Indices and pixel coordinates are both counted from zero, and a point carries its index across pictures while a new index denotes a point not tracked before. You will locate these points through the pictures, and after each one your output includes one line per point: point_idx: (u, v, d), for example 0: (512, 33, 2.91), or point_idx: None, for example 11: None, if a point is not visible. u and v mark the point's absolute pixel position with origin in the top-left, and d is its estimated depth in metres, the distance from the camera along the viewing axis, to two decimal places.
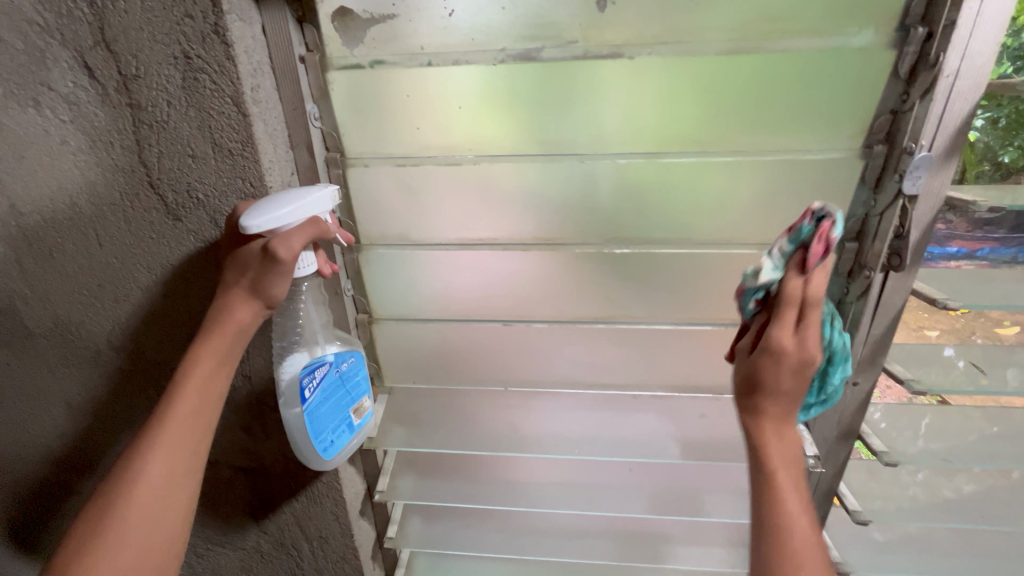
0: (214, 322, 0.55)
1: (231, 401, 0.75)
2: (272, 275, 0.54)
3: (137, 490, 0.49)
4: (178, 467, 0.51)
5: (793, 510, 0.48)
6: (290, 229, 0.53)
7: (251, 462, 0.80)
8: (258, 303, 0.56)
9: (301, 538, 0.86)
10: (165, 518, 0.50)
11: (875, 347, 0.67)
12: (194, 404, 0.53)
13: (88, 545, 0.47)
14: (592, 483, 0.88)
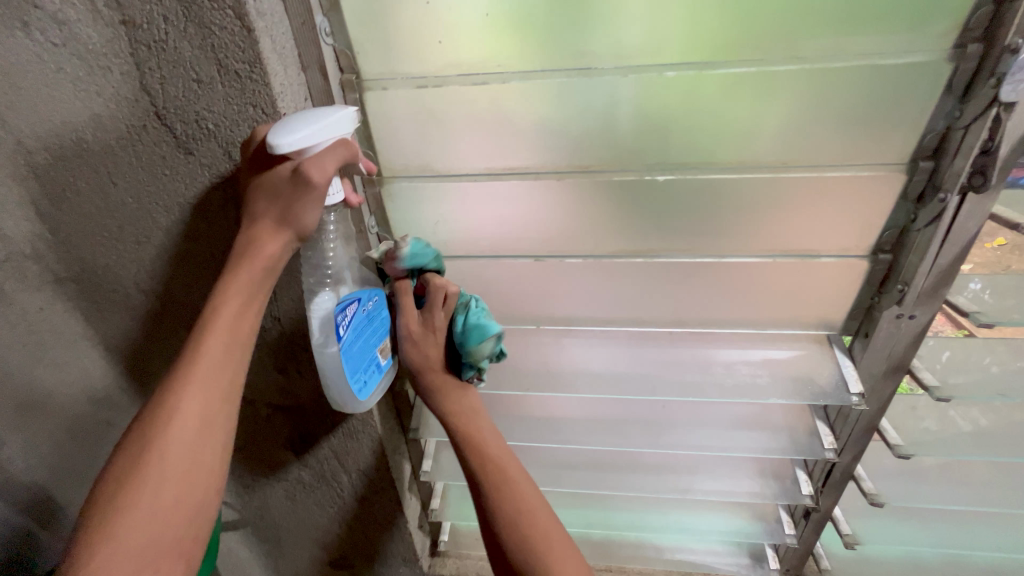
0: (241, 255, 0.53)
1: (263, 342, 0.74)
2: (304, 201, 0.51)
3: (175, 424, 0.49)
4: (212, 404, 0.51)
5: (527, 499, 0.61)
6: (321, 153, 0.50)
7: (288, 401, 0.81)
8: (287, 234, 0.53)
9: (341, 470, 0.89)
10: (207, 450, 0.50)
11: (940, 277, 0.62)
12: (225, 340, 0.52)
13: (129, 477, 0.47)
14: (624, 418, 0.88)
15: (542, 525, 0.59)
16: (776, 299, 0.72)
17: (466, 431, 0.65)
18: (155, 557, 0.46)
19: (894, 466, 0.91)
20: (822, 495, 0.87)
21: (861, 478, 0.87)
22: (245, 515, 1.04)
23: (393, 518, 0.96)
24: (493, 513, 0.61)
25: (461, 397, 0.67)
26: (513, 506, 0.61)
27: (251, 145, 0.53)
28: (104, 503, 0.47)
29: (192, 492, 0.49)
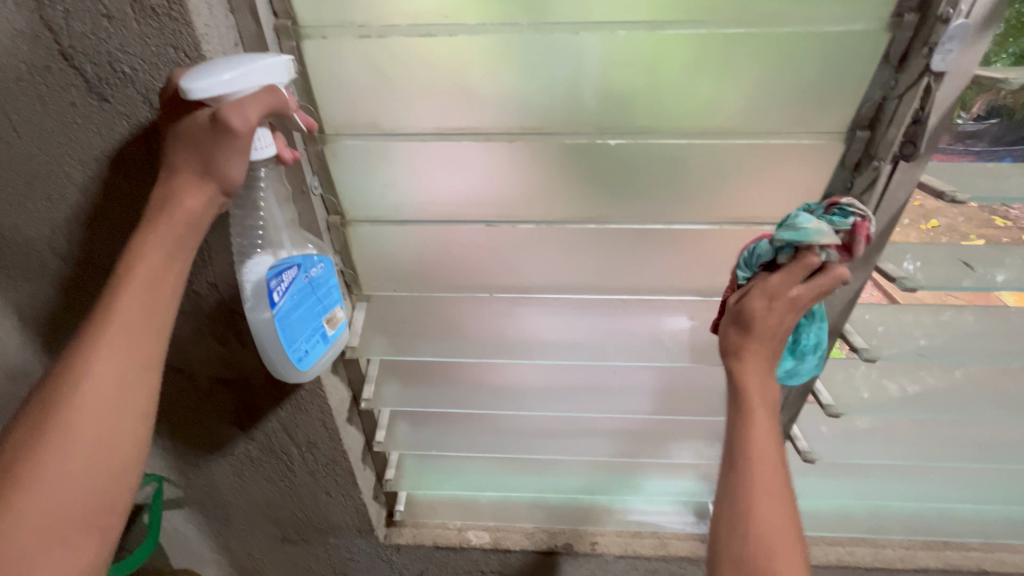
0: (160, 211, 0.49)
1: (200, 310, 0.70)
2: (225, 151, 0.48)
3: (85, 390, 0.46)
4: (128, 370, 0.48)
5: (772, 516, 0.51)
6: (245, 100, 0.47)
7: (231, 373, 0.78)
8: (211, 187, 0.50)
9: (290, 443, 0.87)
10: (121, 419, 0.47)
11: (871, 245, 0.65)
12: (142, 302, 0.48)
13: (32, 445, 0.44)
14: (578, 385, 0.90)
15: (767, 529, 0.51)
16: (723, 267, 0.74)
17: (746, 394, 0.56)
18: (60, 530, 0.44)
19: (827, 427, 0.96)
20: None
21: (797, 439, 0.92)
22: (189, 493, 1.00)
23: (345, 489, 0.95)
24: (734, 431, 0.56)
25: (766, 380, 0.56)
26: (757, 441, 0.54)
27: (168, 91, 0.49)
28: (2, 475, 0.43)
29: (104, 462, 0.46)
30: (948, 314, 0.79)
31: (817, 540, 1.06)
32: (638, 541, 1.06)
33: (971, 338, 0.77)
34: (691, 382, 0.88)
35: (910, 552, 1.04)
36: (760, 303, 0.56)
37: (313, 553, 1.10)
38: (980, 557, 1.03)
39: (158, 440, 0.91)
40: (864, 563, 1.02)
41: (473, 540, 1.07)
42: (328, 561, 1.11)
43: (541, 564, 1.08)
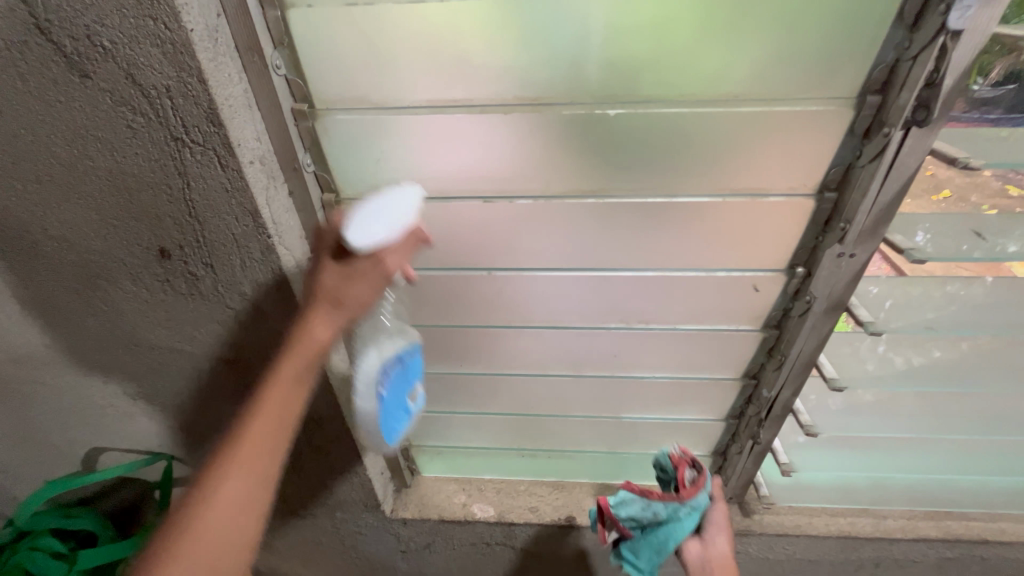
0: (293, 349, 0.50)
1: (195, 292, 0.70)
2: (377, 283, 0.51)
3: (228, 482, 0.46)
4: (265, 457, 0.48)
5: None
6: (392, 242, 0.50)
7: (230, 354, 0.78)
8: (338, 318, 0.51)
9: (294, 422, 0.88)
10: (242, 521, 0.46)
11: (879, 215, 0.63)
12: (286, 392, 0.49)
13: (180, 533, 0.44)
14: (578, 359, 0.90)
15: None
16: (726, 241, 0.72)
17: None
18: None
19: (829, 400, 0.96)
20: (763, 430, 0.91)
21: (799, 412, 0.92)
22: (197, 471, 1.02)
23: (350, 465, 0.96)
24: None
25: None
26: None
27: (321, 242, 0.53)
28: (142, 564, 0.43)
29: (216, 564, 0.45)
30: (956, 284, 0.77)
31: (818, 510, 1.07)
32: None
33: (974, 308, 0.76)
34: (692, 358, 0.87)
35: (910, 522, 1.05)
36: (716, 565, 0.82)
37: (321, 527, 1.12)
38: (980, 525, 1.04)
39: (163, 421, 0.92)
40: (865, 533, 1.03)
41: (477, 513, 1.09)
42: (337, 534, 1.14)
43: (543, 536, 1.10)
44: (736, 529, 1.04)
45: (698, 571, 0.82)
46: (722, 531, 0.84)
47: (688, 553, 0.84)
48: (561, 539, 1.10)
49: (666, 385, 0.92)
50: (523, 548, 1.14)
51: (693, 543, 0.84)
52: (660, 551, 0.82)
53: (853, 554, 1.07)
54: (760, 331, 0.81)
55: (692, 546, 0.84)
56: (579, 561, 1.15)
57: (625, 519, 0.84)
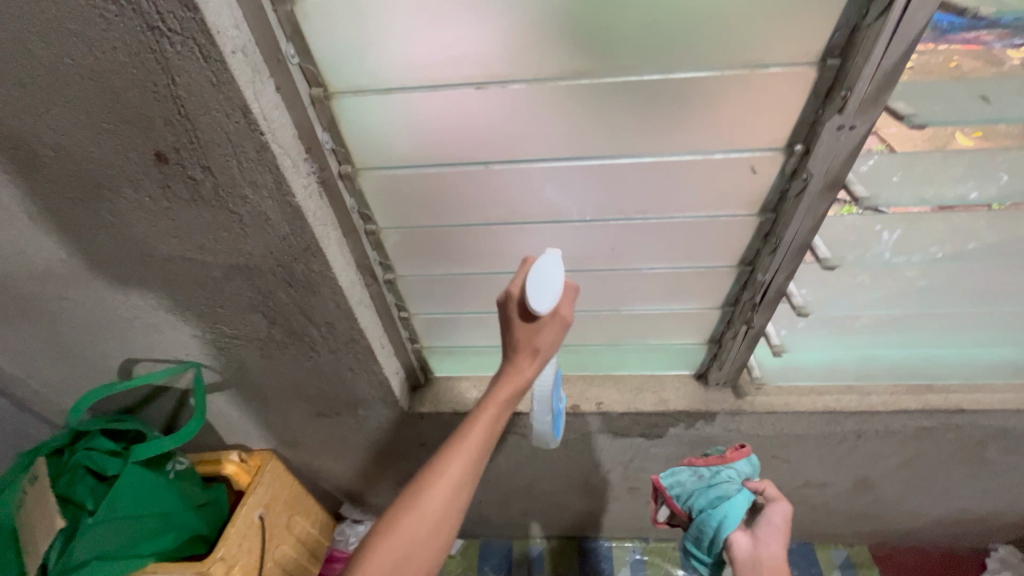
0: (505, 385, 0.77)
1: (197, 197, 0.71)
2: (557, 330, 0.77)
3: (459, 451, 0.79)
4: (481, 441, 0.79)
5: None
6: (558, 299, 0.75)
7: (240, 261, 0.80)
8: (536, 359, 0.77)
9: (309, 325, 0.93)
10: (469, 478, 0.79)
11: (882, 81, 0.60)
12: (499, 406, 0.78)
13: (433, 473, 0.79)
14: (577, 254, 0.92)
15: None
16: (724, 120, 0.70)
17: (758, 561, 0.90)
18: (451, 511, 0.79)
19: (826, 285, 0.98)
20: (756, 315, 0.95)
21: (793, 296, 0.96)
22: (225, 377, 1.09)
23: (367, 365, 1.03)
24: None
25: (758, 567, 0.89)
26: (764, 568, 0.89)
27: (507, 304, 0.77)
28: (421, 480, 0.80)
29: (462, 489, 0.79)
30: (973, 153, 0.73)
31: (806, 390, 1.14)
32: (638, 400, 1.15)
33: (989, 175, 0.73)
34: (690, 247, 0.89)
35: (893, 396, 1.12)
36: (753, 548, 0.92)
37: (347, 424, 1.22)
38: (958, 397, 1.11)
39: (185, 332, 0.97)
40: (848, 408, 1.11)
41: None
42: (361, 430, 1.25)
43: None
44: (729, 408, 1.13)
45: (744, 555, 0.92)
46: (776, 534, 0.92)
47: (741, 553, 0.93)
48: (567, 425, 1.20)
49: (664, 277, 0.95)
50: (533, 435, 1.24)
51: (743, 549, 0.93)
52: (714, 505, 0.98)
53: (836, 427, 1.16)
54: (755, 215, 0.83)
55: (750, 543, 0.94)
56: (584, 443, 1.26)
57: (673, 489, 1.04)
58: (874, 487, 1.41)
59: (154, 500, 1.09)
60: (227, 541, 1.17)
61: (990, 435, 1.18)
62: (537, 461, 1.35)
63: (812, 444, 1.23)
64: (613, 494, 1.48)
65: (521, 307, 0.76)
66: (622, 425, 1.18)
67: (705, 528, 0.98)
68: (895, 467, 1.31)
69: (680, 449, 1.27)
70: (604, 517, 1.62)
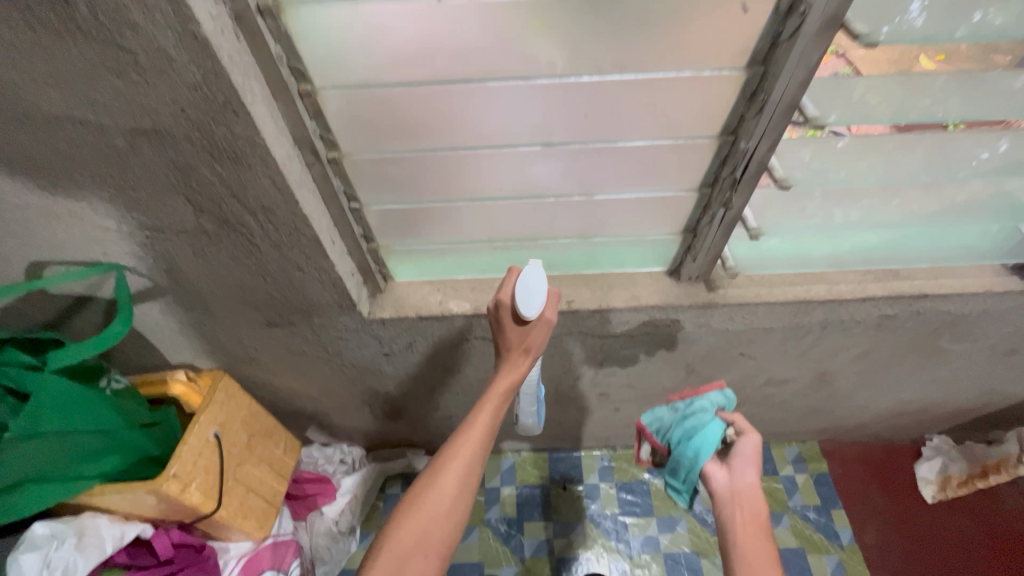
0: (504, 377, 0.86)
1: (72, 27, 0.56)
2: (544, 330, 0.87)
3: (465, 442, 0.85)
4: (486, 432, 0.86)
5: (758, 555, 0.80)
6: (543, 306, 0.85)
7: (145, 123, 0.67)
8: (527, 354, 0.87)
9: (244, 212, 0.81)
10: (476, 467, 0.85)
11: None
12: (498, 399, 0.86)
13: (443, 464, 0.84)
14: (545, 123, 0.82)
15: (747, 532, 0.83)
16: None
17: (734, 499, 0.87)
18: (462, 496, 0.84)
19: (815, 162, 0.90)
20: (735, 195, 0.90)
21: (774, 168, 0.90)
22: (155, 283, 0.97)
23: (316, 263, 0.93)
24: (727, 523, 0.86)
25: (741, 502, 0.86)
26: (748, 517, 0.85)
27: (499, 311, 0.87)
28: (432, 472, 0.84)
29: (472, 472, 0.84)
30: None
31: (778, 281, 1.13)
32: (610, 296, 1.11)
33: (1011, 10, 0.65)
34: (671, 112, 0.81)
35: (860, 284, 1.12)
36: (732, 484, 0.88)
37: (302, 334, 1.14)
38: (922, 282, 1.13)
39: (97, 225, 0.84)
40: (818, 297, 1.10)
41: (453, 308, 1.10)
42: (319, 342, 1.17)
43: None
44: (701, 302, 1.10)
45: (722, 493, 0.88)
46: (750, 464, 0.89)
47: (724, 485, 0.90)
48: None
49: (640, 153, 0.88)
50: None
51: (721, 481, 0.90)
52: (690, 435, 0.94)
53: (804, 319, 1.16)
54: (743, 71, 0.75)
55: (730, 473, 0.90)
56: (554, 346, 1.22)
57: (653, 427, 1.03)
58: (832, 381, 1.46)
59: (89, 415, 0.99)
60: (180, 458, 1.10)
61: (946, 323, 1.22)
62: None
63: (779, 338, 1.23)
64: (583, 401, 1.48)
65: (511, 313, 0.86)
66: (593, 324, 1.15)
67: (683, 460, 0.93)
68: (854, 360, 1.35)
69: (650, 349, 1.25)
70: (574, 425, 1.63)
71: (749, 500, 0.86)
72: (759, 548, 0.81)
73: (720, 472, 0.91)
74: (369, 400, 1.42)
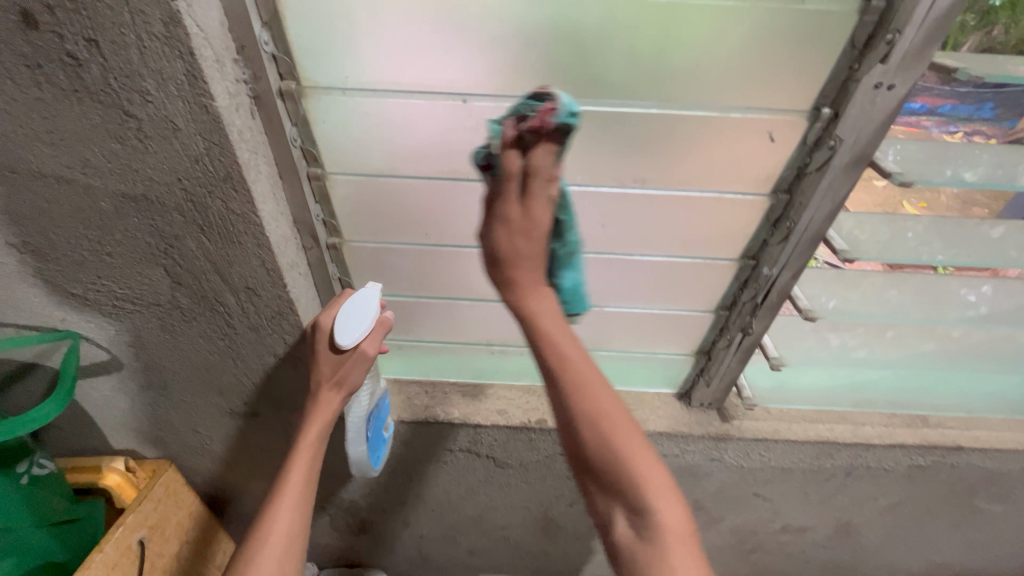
0: (314, 420, 0.73)
1: (81, 88, 0.54)
2: (362, 366, 0.75)
3: (281, 504, 0.67)
4: (300, 486, 0.69)
5: (616, 427, 0.58)
6: (367, 335, 0.74)
7: (135, 189, 0.63)
8: (340, 391, 0.75)
9: (225, 290, 0.74)
10: (300, 538, 0.66)
11: (932, 29, 0.54)
12: (312, 447, 0.72)
13: (257, 542, 0.64)
14: None
15: (603, 408, 0.59)
16: (744, 69, 0.61)
17: (535, 311, 0.62)
18: None
19: (837, 292, 0.87)
20: (755, 320, 0.84)
21: (798, 297, 0.83)
22: (113, 357, 0.88)
23: (296, 350, 0.84)
24: (559, 393, 0.60)
25: (545, 306, 0.63)
26: (600, 404, 0.59)
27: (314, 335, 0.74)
28: (241, 562, 0.63)
29: (296, 544, 0.65)
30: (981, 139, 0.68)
31: (798, 417, 1.03)
32: None
33: (1009, 160, 0.67)
34: (689, 231, 0.78)
35: (888, 429, 1.02)
36: (518, 218, 0.60)
37: (266, 428, 1.01)
38: (955, 433, 1.03)
39: (61, 289, 0.76)
40: (842, 439, 1.00)
41: (440, 416, 0.99)
42: (284, 438, 1.03)
43: (512, 440, 1.01)
44: (715, 433, 0.99)
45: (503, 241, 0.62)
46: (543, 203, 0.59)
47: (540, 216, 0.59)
48: (533, 444, 1.02)
49: (655, 268, 0.83)
50: (489, 456, 1.05)
51: (544, 167, 0.58)
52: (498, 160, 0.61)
53: (828, 462, 1.04)
54: (767, 196, 0.72)
55: (540, 159, 0.57)
56: (548, 469, 1.08)
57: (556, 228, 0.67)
58: (856, 535, 1.29)
59: None
60: (87, 569, 0.89)
61: (983, 479, 1.10)
62: (491, 490, 1.14)
63: (799, 482, 1.10)
64: (575, 534, 1.29)
65: (328, 339, 0.73)
66: None
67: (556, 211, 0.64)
68: (882, 513, 1.20)
69: None
70: (561, 562, 1.41)
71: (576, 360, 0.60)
72: (557, 323, 0.62)
73: (522, 236, 0.60)
74: (330, 511, 1.24)
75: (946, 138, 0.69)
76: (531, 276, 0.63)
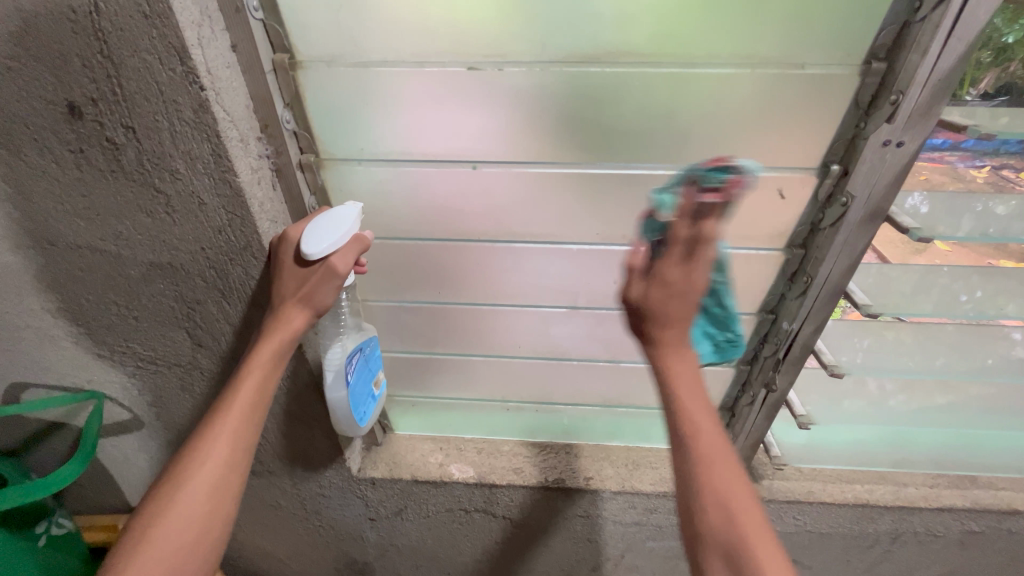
0: (266, 341, 0.62)
1: (117, 169, 0.58)
2: (330, 282, 0.61)
3: (212, 445, 0.59)
4: (236, 428, 0.60)
5: (722, 488, 0.51)
6: (338, 247, 0.61)
7: (163, 258, 0.66)
8: (308, 311, 0.63)
9: (242, 351, 0.76)
10: (230, 480, 0.58)
11: (937, 88, 0.53)
12: (259, 377, 0.62)
13: (173, 486, 0.57)
14: (570, 286, 0.79)
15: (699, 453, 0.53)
16: (748, 131, 0.62)
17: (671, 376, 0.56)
18: (205, 529, 0.56)
19: (865, 345, 0.83)
20: (779, 376, 0.81)
21: (822, 351, 0.80)
22: (135, 415, 0.89)
23: (311, 409, 0.84)
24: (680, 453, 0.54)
25: (681, 355, 0.57)
26: (705, 455, 0.53)
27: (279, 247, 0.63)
28: (155, 504, 0.56)
29: (223, 488, 0.58)
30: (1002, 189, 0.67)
31: (833, 477, 0.97)
32: (635, 477, 0.96)
33: None
34: None
35: (934, 490, 0.95)
36: (676, 276, 0.55)
37: (280, 487, 1.00)
38: (1010, 495, 0.95)
39: (90, 351, 0.79)
40: (883, 501, 0.93)
41: (454, 474, 0.96)
42: (297, 497, 1.02)
43: (529, 501, 0.97)
44: None
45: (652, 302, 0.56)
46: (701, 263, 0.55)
47: (698, 275, 0.55)
48: (550, 505, 0.98)
49: None
50: (505, 517, 1.01)
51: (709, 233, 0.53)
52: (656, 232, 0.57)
53: (870, 526, 0.97)
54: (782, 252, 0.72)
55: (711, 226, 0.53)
56: (567, 532, 1.03)
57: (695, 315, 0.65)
58: None
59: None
60: None
61: None
62: (508, 552, 1.09)
63: (840, 548, 1.02)
64: None
65: (295, 251, 0.62)
66: (614, 510, 0.97)
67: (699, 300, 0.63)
68: None
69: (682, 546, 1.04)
70: None
71: (693, 415, 0.54)
72: (695, 395, 0.55)
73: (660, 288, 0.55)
74: (342, 574, 1.19)
75: (971, 172, 0.67)
76: (678, 336, 0.57)
